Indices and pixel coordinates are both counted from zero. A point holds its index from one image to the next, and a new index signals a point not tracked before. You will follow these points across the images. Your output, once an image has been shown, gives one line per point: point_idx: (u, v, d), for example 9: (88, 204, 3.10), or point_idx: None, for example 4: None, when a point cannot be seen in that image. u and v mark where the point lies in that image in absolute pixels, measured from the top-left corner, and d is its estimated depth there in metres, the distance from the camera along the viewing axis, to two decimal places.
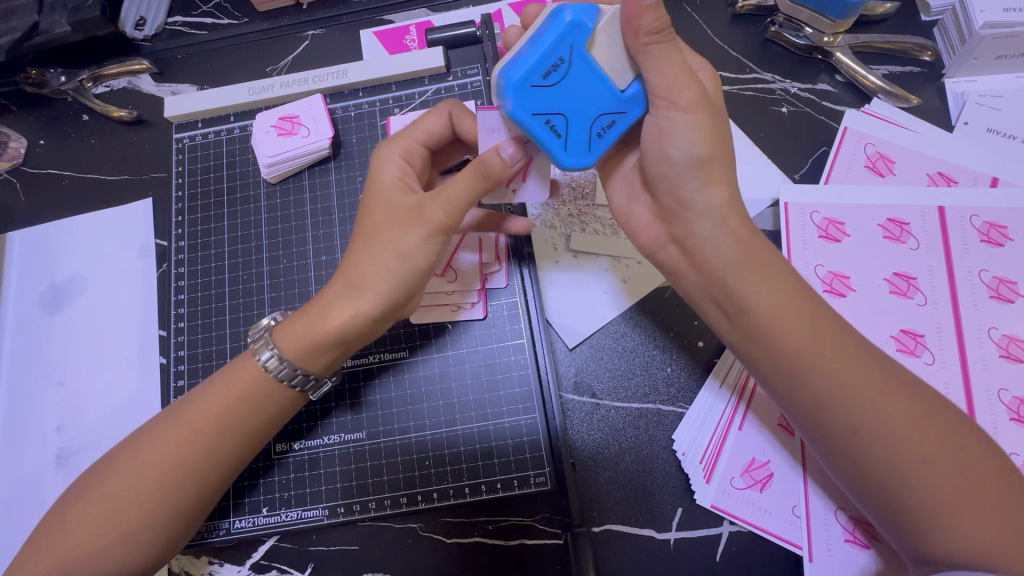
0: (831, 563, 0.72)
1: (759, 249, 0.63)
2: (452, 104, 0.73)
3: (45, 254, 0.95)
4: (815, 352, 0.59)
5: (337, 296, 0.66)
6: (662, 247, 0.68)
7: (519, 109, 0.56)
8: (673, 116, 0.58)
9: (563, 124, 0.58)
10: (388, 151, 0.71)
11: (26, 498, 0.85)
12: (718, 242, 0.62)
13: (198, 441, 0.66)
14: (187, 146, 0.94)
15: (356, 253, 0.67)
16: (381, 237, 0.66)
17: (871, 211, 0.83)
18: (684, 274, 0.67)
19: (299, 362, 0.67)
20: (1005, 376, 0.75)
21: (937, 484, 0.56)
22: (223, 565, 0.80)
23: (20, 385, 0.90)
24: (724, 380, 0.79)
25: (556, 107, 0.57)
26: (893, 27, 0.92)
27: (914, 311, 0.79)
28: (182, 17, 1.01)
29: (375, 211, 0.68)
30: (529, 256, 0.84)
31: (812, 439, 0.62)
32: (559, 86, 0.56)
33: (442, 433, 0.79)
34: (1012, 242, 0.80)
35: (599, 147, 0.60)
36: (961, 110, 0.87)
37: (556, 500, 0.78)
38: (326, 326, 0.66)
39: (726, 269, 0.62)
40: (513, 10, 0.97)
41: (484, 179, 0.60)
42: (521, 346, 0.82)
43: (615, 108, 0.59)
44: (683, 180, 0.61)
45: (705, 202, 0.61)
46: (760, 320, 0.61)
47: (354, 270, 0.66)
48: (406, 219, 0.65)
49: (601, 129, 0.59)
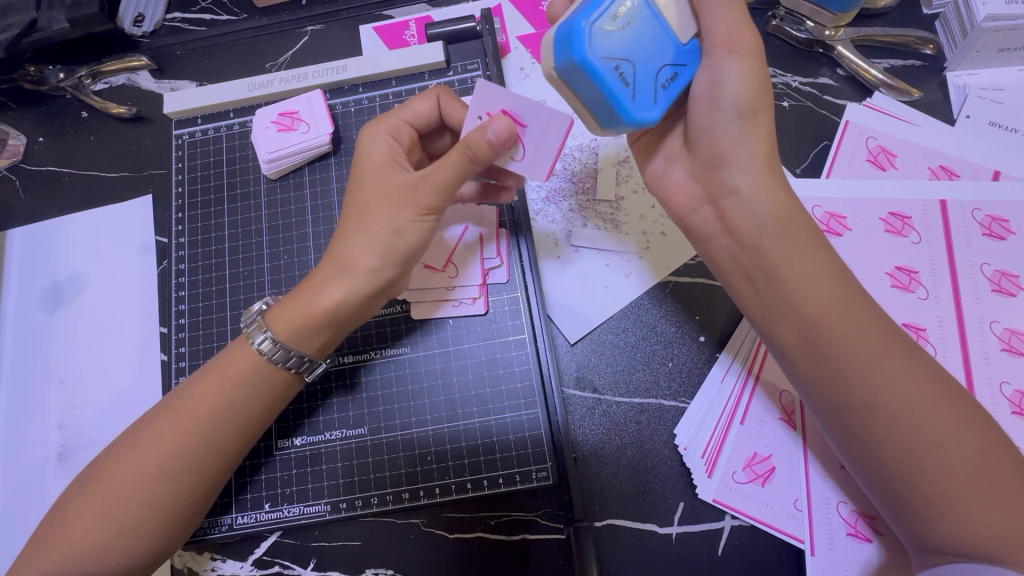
0: (833, 557, 0.72)
1: (798, 215, 0.62)
2: (441, 89, 0.73)
3: (45, 251, 0.94)
4: (836, 328, 0.59)
5: (328, 272, 0.67)
6: (696, 209, 0.68)
7: (590, 55, 0.54)
8: (726, 63, 0.59)
9: (632, 73, 0.56)
10: (377, 125, 0.71)
11: (28, 493, 0.85)
12: (754, 202, 0.62)
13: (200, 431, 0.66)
14: (187, 142, 0.93)
15: (348, 231, 0.67)
16: (377, 216, 0.65)
17: (872, 204, 0.83)
18: (716, 239, 0.66)
19: (293, 344, 0.67)
20: (1007, 369, 0.76)
21: (950, 469, 0.56)
22: (226, 561, 0.79)
23: (21, 381, 0.90)
24: (735, 356, 0.80)
25: (624, 53, 0.56)
26: (894, 21, 0.91)
27: (916, 304, 0.79)
28: (181, 13, 1.00)
29: (365, 189, 0.68)
30: (529, 252, 0.84)
31: (826, 417, 0.62)
32: (627, 33, 0.56)
33: (444, 428, 0.79)
34: (1013, 236, 0.80)
35: (664, 99, 0.58)
36: (964, 104, 0.87)
37: (559, 495, 0.78)
38: (317, 306, 0.66)
39: (763, 228, 0.62)
40: (513, 5, 0.97)
41: (472, 160, 0.61)
42: (523, 340, 0.82)
43: (675, 60, 0.59)
44: (725, 131, 0.61)
45: (745, 154, 0.61)
46: (786, 291, 0.61)
47: (344, 249, 0.66)
48: (402, 198, 0.65)
49: (665, 81, 0.58)
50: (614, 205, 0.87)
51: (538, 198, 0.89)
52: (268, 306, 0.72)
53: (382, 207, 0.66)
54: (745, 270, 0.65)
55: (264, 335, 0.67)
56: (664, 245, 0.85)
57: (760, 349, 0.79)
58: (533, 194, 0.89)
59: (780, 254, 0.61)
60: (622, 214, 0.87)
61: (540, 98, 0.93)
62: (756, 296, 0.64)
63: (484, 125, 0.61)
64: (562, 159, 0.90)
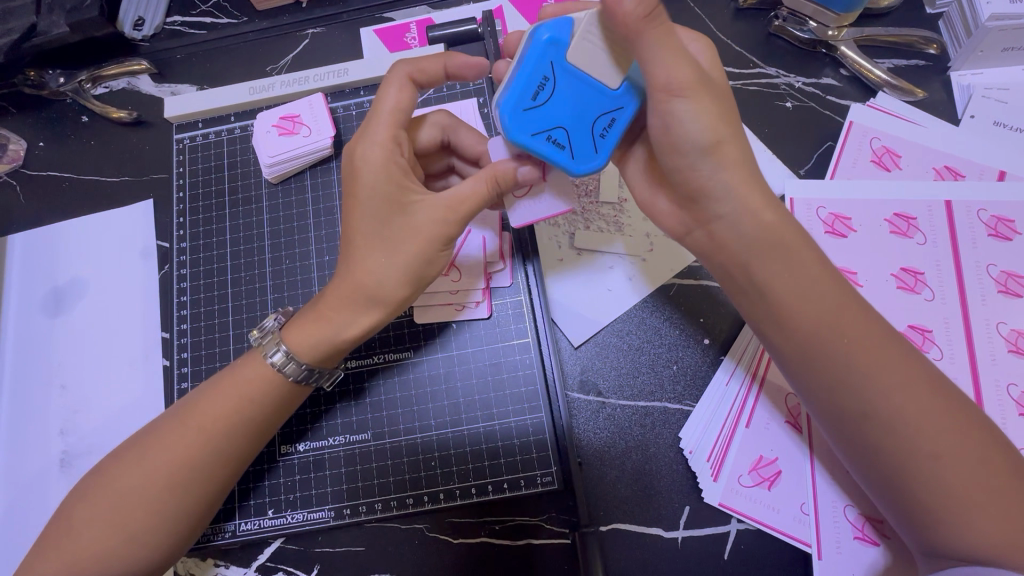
0: (841, 561, 0.71)
1: (785, 238, 0.61)
2: (403, 67, 0.67)
3: (47, 257, 0.94)
4: (835, 335, 0.59)
5: (343, 298, 0.65)
6: (688, 233, 0.67)
7: (516, 133, 0.59)
8: (673, 106, 0.56)
9: (563, 136, 0.59)
10: (374, 140, 0.65)
11: (31, 500, 0.85)
12: (740, 226, 0.61)
13: (203, 437, 0.65)
14: (188, 147, 0.93)
15: (364, 262, 0.64)
16: (399, 247, 0.63)
17: (878, 205, 0.83)
18: (710, 258, 0.65)
19: (314, 363, 0.68)
20: (1013, 370, 0.75)
21: (953, 474, 0.55)
22: (229, 567, 0.79)
23: (23, 388, 0.89)
24: (739, 362, 0.79)
25: (552, 121, 0.59)
26: (898, 21, 0.91)
27: (921, 306, 0.79)
28: (181, 17, 1.00)
29: (371, 219, 0.64)
30: (532, 251, 0.83)
31: (827, 423, 0.62)
32: (549, 104, 0.58)
33: (448, 433, 0.79)
34: (1019, 236, 0.80)
35: (605, 148, 0.60)
36: (968, 104, 0.86)
37: (563, 500, 0.77)
38: (344, 336, 0.67)
39: (749, 252, 0.61)
40: (514, 7, 0.97)
41: (499, 191, 0.64)
42: (526, 344, 0.81)
43: (609, 106, 0.59)
44: (695, 167, 0.59)
45: (719, 185, 0.59)
46: (784, 300, 0.60)
47: (371, 285, 0.64)
48: (424, 227, 0.63)
49: (602, 130, 0.59)
50: (617, 207, 0.87)
51: None
52: (281, 321, 0.71)
53: (403, 239, 0.63)
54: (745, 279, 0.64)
55: (277, 351, 0.67)
56: (668, 248, 0.84)
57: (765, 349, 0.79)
58: None
59: (775, 263, 0.60)
60: (624, 216, 0.86)
61: None
62: (752, 307, 0.63)
63: (515, 162, 0.64)
64: None
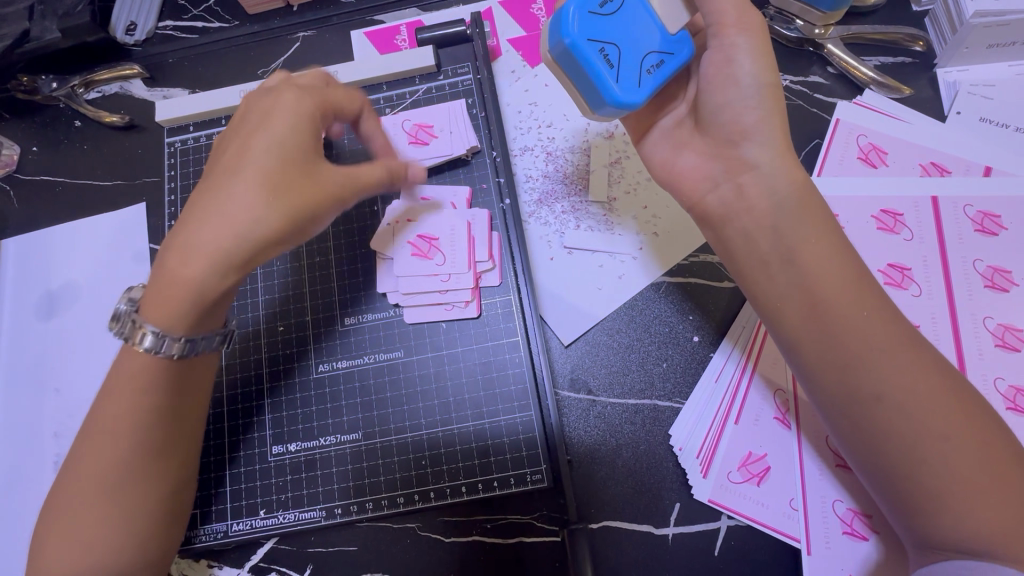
0: (830, 556, 0.72)
1: (812, 198, 0.64)
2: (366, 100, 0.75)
3: (41, 261, 0.95)
4: (853, 309, 0.60)
5: (204, 236, 0.59)
6: (712, 189, 0.68)
7: (576, 35, 0.62)
8: (738, 41, 0.63)
9: (616, 56, 0.63)
10: (268, 99, 0.67)
11: (26, 501, 0.85)
12: (775, 177, 0.64)
13: (183, 419, 0.68)
14: (179, 150, 0.94)
15: (235, 195, 0.60)
16: (277, 182, 0.60)
17: (865, 203, 0.83)
18: (735, 217, 0.66)
19: (170, 320, 0.62)
20: (1001, 365, 0.75)
21: (953, 462, 0.55)
22: (222, 568, 0.80)
23: (17, 391, 0.90)
24: (736, 343, 0.80)
25: (612, 37, 0.62)
26: (884, 19, 0.91)
27: (910, 301, 0.79)
28: (173, 21, 1.01)
29: (257, 158, 0.61)
30: (518, 253, 0.83)
31: (829, 407, 0.62)
32: (612, 19, 0.63)
33: (438, 432, 0.79)
34: (1006, 231, 0.80)
35: (648, 84, 0.63)
36: (954, 100, 0.87)
37: (554, 498, 0.78)
38: (192, 279, 0.60)
39: (783, 204, 0.64)
40: (504, 8, 0.97)
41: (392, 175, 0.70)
42: (515, 343, 0.82)
43: (660, 48, 0.64)
44: (744, 105, 0.64)
45: (766, 132, 0.64)
46: (805, 272, 0.62)
47: (235, 225, 0.59)
48: (319, 178, 0.63)
49: (650, 67, 0.63)
50: (607, 206, 0.87)
51: (531, 200, 0.89)
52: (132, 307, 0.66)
53: (289, 183, 0.61)
54: (759, 255, 0.65)
55: (138, 328, 0.63)
56: (656, 247, 0.85)
57: (759, 333, 0.80)
58: (526, 197, 0.90)
59: (800, 231, 0.63)
60: (613, 215, 0.87)
61: (532, 100, 0.93)
62: (767, 280, 0.64)
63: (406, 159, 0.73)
64: (554, 161, 0.90)
